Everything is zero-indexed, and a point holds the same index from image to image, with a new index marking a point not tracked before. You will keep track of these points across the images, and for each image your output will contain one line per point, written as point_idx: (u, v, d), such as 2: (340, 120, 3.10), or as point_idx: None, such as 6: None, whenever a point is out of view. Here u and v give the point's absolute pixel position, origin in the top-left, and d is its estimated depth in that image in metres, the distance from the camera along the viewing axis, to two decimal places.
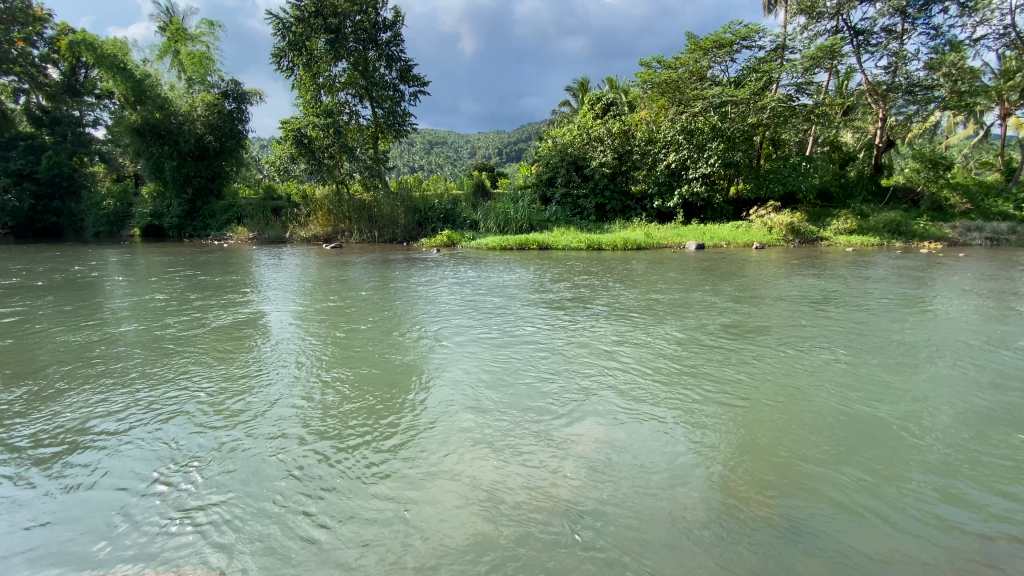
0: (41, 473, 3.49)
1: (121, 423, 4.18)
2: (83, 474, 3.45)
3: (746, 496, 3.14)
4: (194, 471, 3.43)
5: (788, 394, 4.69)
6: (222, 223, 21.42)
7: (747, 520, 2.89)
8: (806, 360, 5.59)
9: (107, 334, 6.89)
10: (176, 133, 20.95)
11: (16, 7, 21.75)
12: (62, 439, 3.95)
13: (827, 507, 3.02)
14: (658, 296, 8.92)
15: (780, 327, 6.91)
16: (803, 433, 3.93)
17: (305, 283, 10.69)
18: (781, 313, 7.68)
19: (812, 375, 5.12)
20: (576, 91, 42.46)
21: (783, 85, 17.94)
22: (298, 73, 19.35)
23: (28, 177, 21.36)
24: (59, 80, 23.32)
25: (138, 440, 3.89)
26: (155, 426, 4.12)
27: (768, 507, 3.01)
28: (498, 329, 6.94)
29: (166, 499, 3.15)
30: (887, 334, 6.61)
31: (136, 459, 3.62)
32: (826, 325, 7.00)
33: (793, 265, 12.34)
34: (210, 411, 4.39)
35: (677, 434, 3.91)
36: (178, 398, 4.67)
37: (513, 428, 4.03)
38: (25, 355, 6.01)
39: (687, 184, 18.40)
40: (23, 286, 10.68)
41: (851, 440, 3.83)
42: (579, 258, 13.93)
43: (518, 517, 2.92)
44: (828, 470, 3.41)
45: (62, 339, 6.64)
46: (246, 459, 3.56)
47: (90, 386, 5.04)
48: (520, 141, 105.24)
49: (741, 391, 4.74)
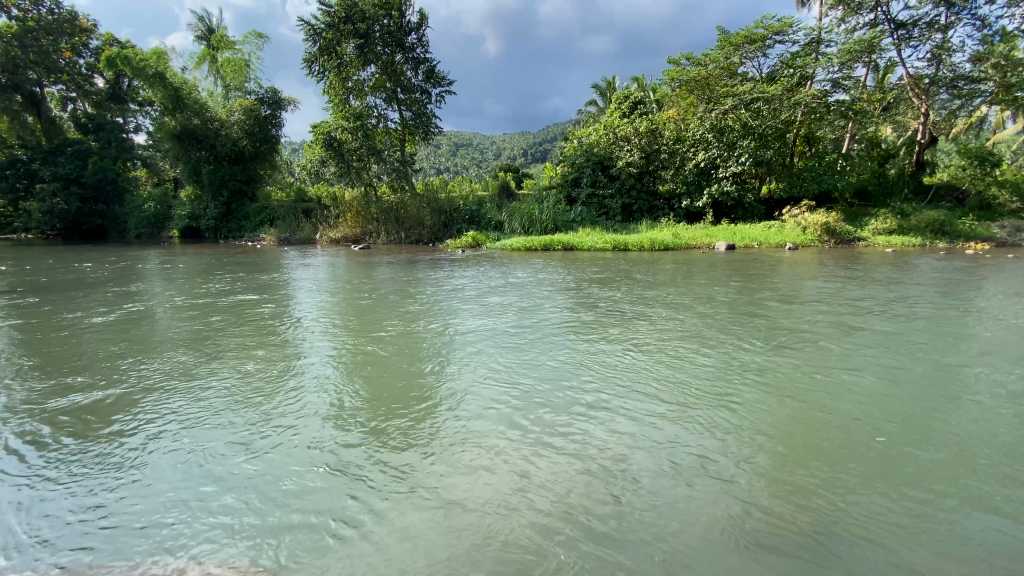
0: (66, 453, 3.70)
1: (58, 432, 4.03)
2: (87, 460, 3.58)
3: (773, 498, 2.95)
4: (169, 473, 3.40)
5: (819, 394, 4.40)
6: (256, 225, 21.75)
7: (766, 523, 2.72)
8: (841, 362, 5.24)
9: (137, 329, 7.07)
10: (212, 138, 21.66)
11: (63, 18, 22.70)
12: (87, 423, 4.17)
13: (845, 529, 2.67)
14: (688, 295, 8.63)
15: (811, 331, 6.39)
16: (833, 432, 3.71)
17: (336, 282, 10.86)
18: (812, 316, 7.14)
19: (847, 377, 4.80)
20: (604, 91, 42.05)
21: (817, 81, 17.03)
22: (328, 78, 19.46)
23: (76, 182, 22.43)
24: (105, 89, 24.28)
25: (110, 441, 3.87)
26: (108, 433, 3.99)
27: (791, 510, 2.84)
28: (519, 326, 6.82)
29: (154, 493, 3.19)
30: (930, 337, 6.15)
31: (125, 454, 3.66)
32: (861, 330, 6.47)
33: (830, 266, 11.76)
34: (140, 422, 4.17)
35: (691, 443, 3.60)
36: (123, 405, 4.49)
37: (526, 429, 3.85)
38: (58, 348, 6.21)
39: (717, 183, 17.93)
40: (71, 283, 11.11)
41: (894, 455, 3.38)
42: (607, 259, 13.65)
43: (522, 529, 2.73)
44: (856, 471, 3.20)
45: (93, 334, 6.86)
46: (152, 485, 3.28)
47: (117, 374, 5.27)
48: (548, 143, 105.48)
49: (768, 391, 4.48)
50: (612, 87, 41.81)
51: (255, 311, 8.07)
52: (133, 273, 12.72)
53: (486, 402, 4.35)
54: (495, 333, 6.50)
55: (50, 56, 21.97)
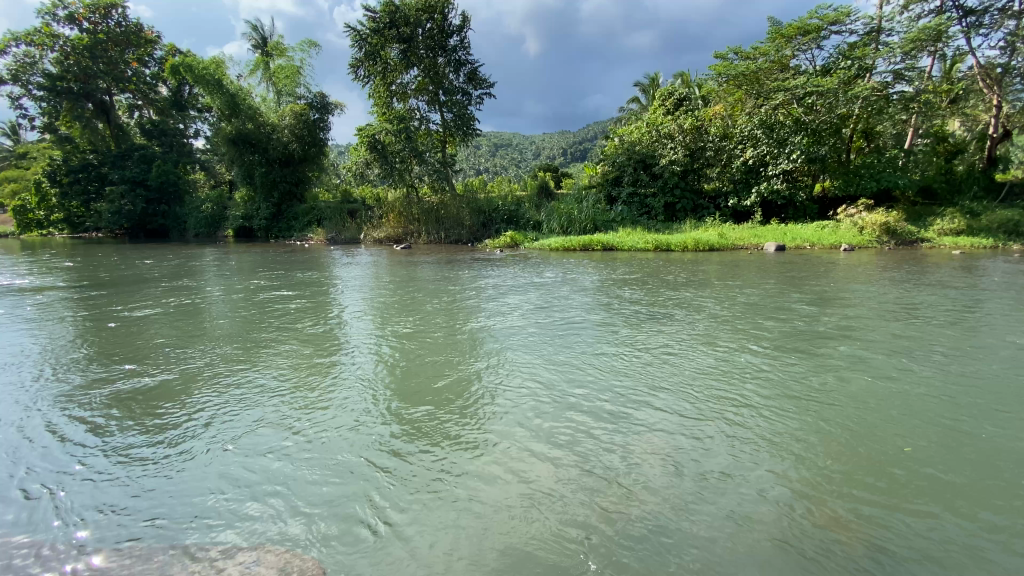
0: (116, 433, 3.80)
1: (110, 414, 4.14)
2: (136, 442, 3.66)
3: (826, 515, 2.67)
4: (210, 457, 3.43)
5: (879, 404, 4.00)
6: (305, 224, 22.36)
7: (816, 543, 2.46)
8: (906, 369, 4.77)
9: (188, 321, 7.28)
10: (265, 142, 22.42)
11: (130, 31, 23.81)
12: (137, 406, 4.28)
13: (898, 554, 2.38)
14: (736, 296, 8.19)
15: (870, 334, 5.89)
16: (894, 445, 3.36)
17: (378, 280, 11.01)
18: (871, 319, 6.58)
19: (910, 385, 4.36)
20: (647, 88, 41.11)
21: (877, 73, 15.88)
22: (373, 82, 19.78)
23: (141, 184, 23.76)
24: (167, 96, 25.09)
25: (158, 424, 3.95)
26: (157, 416, 4.09)
27: (845, 530, 2.55)
28: (555, 326, 6.57)
29: (194, 475, 3.22)
30: (1009, 344, 5.52)
31: (169, 437, 3.72)
32: (928, 334, 5.91)
33: (893, 268, 10.90)
34: (186, 407, 4.25)
35: (738, 452, 3.32)
36: (172, 391, 4.61)
37: (561, 433, 3.64)
38: (116, 338, 6.47)
39: (767, 181, 16.98)
40: (135, 279, 11.67)
41: (955, 472, 3.03)
42: (650, 259, 13.19)
43: (551, 533, 2.57)
44: (921, 490, 2.87)
45: (149, 324, 7.11)
46: (194, 468, 3.30)
47: (166, 363, 5.42)
48: (589, 142, 104.29)
49: (822, 399, 4.10)
50: (655, 83, 40.81)
51: (301, 307, 8.18)
52: (191, 270, 13.27)
53: (521, 404, 4.16)
54: (533, 331, 6.31)
55: (119, 66, 23.29)
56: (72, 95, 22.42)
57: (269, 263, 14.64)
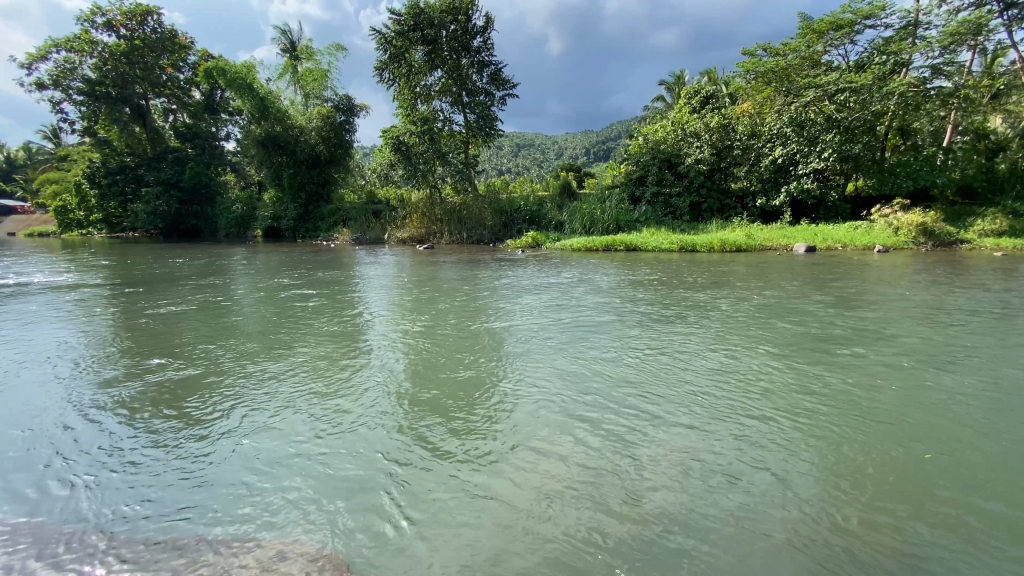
0: (142, 427, 3.83)
1: (138, 407, 4.20)
2: (162, 435, 3.69)
3: (861, 523, 2.52)
4: (233, 450, 3.42)
5: (917, 408, 3.80)
6: (331, 224, 22.66)
7: (849, 552, 2.32)
8: (945, 372, 4.53)
9: (215, 318, 7.40)
10: (293, 144, 22.81)
11: (166, 37, 24.48)
12: (164, 400, 4.32)
13: (941, 566, 2.22)
14: (764, 297, 7.95)
15: (908, 337, 5.60)
16: (935, 451, 3.16)
17: (400, 279, 11.05)
18: (909, 322, 6.26)
19: (950, 389, 4.14)
20: (672, 87, 40.49)
21: (914, 68, 15.22)
22: (397, 85, 19.95)
23: (175, 186, 24.46)
24: (200, 100, 25.69)
25: (183, 417, 3.98)
26: (183, 410, 4.12)
27: (881, 539, 2.40)
28: (577, 326, 6.43)
29: (217, 468, 3.21)
30: None
31: (194, 431, 3.74)
32: (969, 337, 5.59)
33: (932, 270, 10.43)
34: (211, 402, 4.27)
35: (766, 455, 3.17)
36: (198, 385, 4.65)
37: (583, 431, 3.53)
38: (147, 333, 6.62)
39: (797, 180, 16.42)
40: (167, 277, 11.98)
41: (996, 481, 2.84)
42: (676, 260, 12.92)
43: (569, 532, 2.49)
44: (964, 499, 2.68)
45: (178, 321, 7.26)
46: (216, 461, 3.29)
47: (193, 358, 5.49)
48: (613, 142, 103.24)
49: (855, 403, 3.91)
50: (681, 81, 40.13)
51: (325, 305, 8.26)
52: (221, 268, 13.56)
53: (542, 402, 4.05)
54: (556, 331, 6.20)
55: (154, 71, 24.00)
56: (110, 100, 23.19)
57: (296, 262, 14.83)
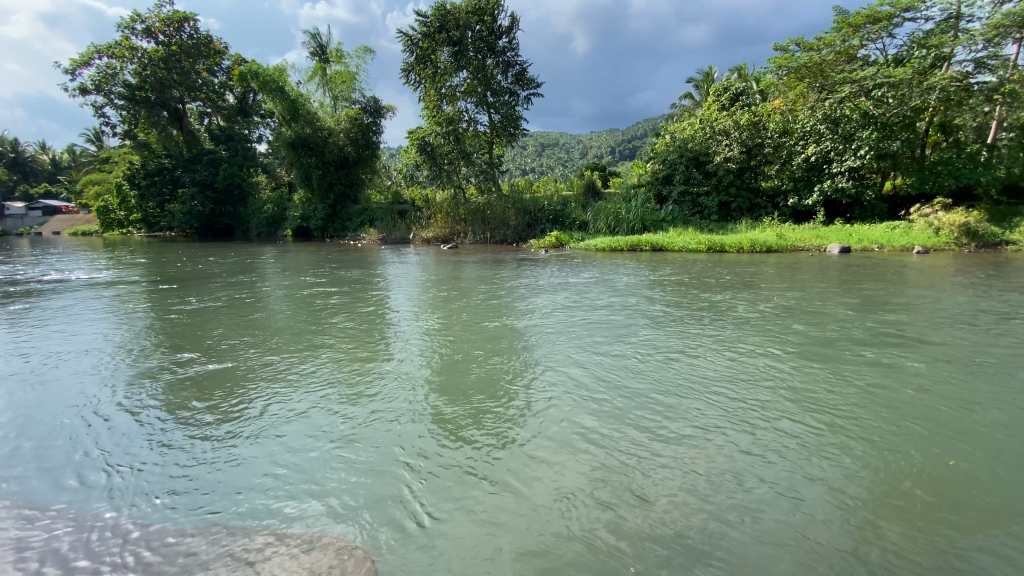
0: (171, 419, 3.91)
1: (168, 399, 4.29)
2: (189, 427, 3.76)
3: (898, 533, 2.38)
4: (257, 443, 3.46)
5: (960, 415, 3.59)
6: (358, 225, 22.93)
7: (884, 562, 2.20)
8: (990, 377, 4.29)
9: (245, 314, 7.56)
10: (322, 145, 23.22)
11: (201, 43, 25.34)
12: (192, 393, 4.41)
13: None
14: (795, 298, 7.70)
15: (950, 340, 5.33)
16: (981, 460, 2.98)
17: (425, 278, 11.11)
18: (947, 324, 5.95)
19: (996, 395, 3.92)
20: (701, 84, 39.73)
21: (956, 61, 14.53)
22: (423, 86, 20.12)
23: (210, 186, 25.21)
24: (234, 104, 26.66)
25: (211, 410, 4.05)
26: (210, 403, 4.19)
27: (921, 550, 2.26)
28: (601, 326, 6.33)
29: (242, 460, 3.24)
30: None
31: (221, 423, 3.79)
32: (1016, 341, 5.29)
33: (978, 271, 9.91)
34: (237, 395, 4.34)
35: (797, 459, 3.04)
36: (225, 379, 4.74)
37: (606, 432, 3.44)
38: (180, 328, 6.80)
39: (831, 179, 15.85)
40: (201, 275, 12.32)
41: None
42: (703, 260, 12.63)
43: (589, 532, 2.43)
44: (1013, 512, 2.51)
45: (209, 317, 7.44)
46: (241, 453, 3.33)
47: (221, 353, 5.61)
48: (640, 141, 101.81)
49: (893, 407, 3.73)
50: (710, 79, 39.27)
51: (351, 302, 8.35)
52: (252, 267, 13.89)
53: (565, 401, 3.98)
54: (580, 330, 6.12)
55: (190, 76, 24.77)
56: (149, 104, 24.06)
57: (325, 261, 15.04)
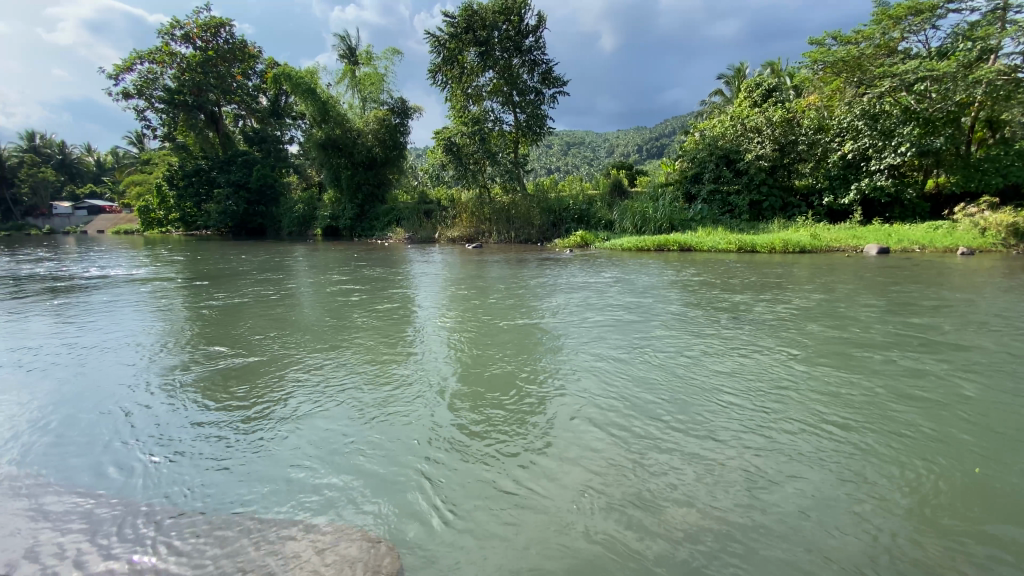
0: (203, 412, 4.04)
1: (202, 392, 4.44)
2: (220, 420, 3.87)
3: (931, 542, 2.28)
4: (284, 437, 3.54)
5: (1002, 421, 3.42)
6: (385, 224, 23.18)
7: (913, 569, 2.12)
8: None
9: (275, 311, 7.77)
10: (350, 146, 23.64)
11: (236, 47, 26.02)
12: (224, 387, 4.55)
13: None
14: (828, 299, 7.46)
15: (993, 343, 5.09)
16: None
17: (450, 277, 11.18)
18: (990, 327, 5.67)
19: None
20: (732, 80, 38.79)
21: (1004, 54, 13.65)
22: (450, 87, 20.24)
23: (244, 187, 25.95)
24: (266, 106, 27.25)
25: (241, 404, 4.17)
26: (240, 397, 4.31)
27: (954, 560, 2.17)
28: (625, 326, 6.25)
29: (269, 453, 3.32)
30: None
31: (250, 417, 3.90)
32: None
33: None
34: (266, 390, 4.46)
35: (824, 463, 2.96)
36: (255, 373, 4.88)
37: (626, 432, 3.41)
38: (215, 323, 7.03)
39: (869, 177, 15.24)
40: (234, 272, 12.69)
41: None
42: (732, 261, 12.34)
43: (607, 531, 2.42)
44: None
45: (242, 312, 7.67)
46: (269, 447, 3.42)
47: (252, 348, 5.77)
48: (668, 139, 100.16)
49: (928, 411, 3.58)
50: (741, 74, 38.24)
51: (377, 300, 8.46)
52: (282, 265, 14.22)
53: (586, 402, 3.94)
54: (604, 330, 6.06)
55: (226, 80, 25.50)
56: (187, 107, 24.91)
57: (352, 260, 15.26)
